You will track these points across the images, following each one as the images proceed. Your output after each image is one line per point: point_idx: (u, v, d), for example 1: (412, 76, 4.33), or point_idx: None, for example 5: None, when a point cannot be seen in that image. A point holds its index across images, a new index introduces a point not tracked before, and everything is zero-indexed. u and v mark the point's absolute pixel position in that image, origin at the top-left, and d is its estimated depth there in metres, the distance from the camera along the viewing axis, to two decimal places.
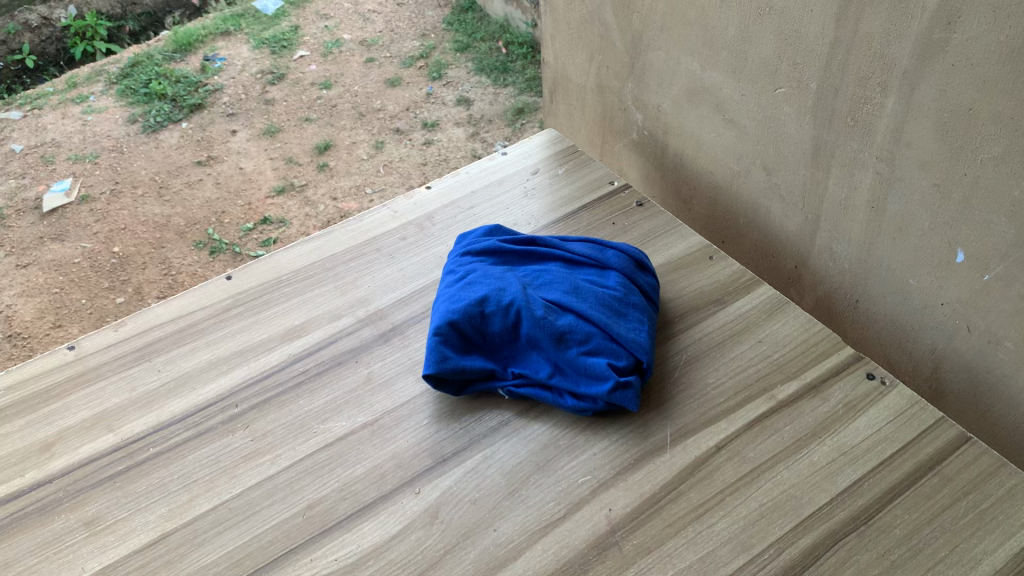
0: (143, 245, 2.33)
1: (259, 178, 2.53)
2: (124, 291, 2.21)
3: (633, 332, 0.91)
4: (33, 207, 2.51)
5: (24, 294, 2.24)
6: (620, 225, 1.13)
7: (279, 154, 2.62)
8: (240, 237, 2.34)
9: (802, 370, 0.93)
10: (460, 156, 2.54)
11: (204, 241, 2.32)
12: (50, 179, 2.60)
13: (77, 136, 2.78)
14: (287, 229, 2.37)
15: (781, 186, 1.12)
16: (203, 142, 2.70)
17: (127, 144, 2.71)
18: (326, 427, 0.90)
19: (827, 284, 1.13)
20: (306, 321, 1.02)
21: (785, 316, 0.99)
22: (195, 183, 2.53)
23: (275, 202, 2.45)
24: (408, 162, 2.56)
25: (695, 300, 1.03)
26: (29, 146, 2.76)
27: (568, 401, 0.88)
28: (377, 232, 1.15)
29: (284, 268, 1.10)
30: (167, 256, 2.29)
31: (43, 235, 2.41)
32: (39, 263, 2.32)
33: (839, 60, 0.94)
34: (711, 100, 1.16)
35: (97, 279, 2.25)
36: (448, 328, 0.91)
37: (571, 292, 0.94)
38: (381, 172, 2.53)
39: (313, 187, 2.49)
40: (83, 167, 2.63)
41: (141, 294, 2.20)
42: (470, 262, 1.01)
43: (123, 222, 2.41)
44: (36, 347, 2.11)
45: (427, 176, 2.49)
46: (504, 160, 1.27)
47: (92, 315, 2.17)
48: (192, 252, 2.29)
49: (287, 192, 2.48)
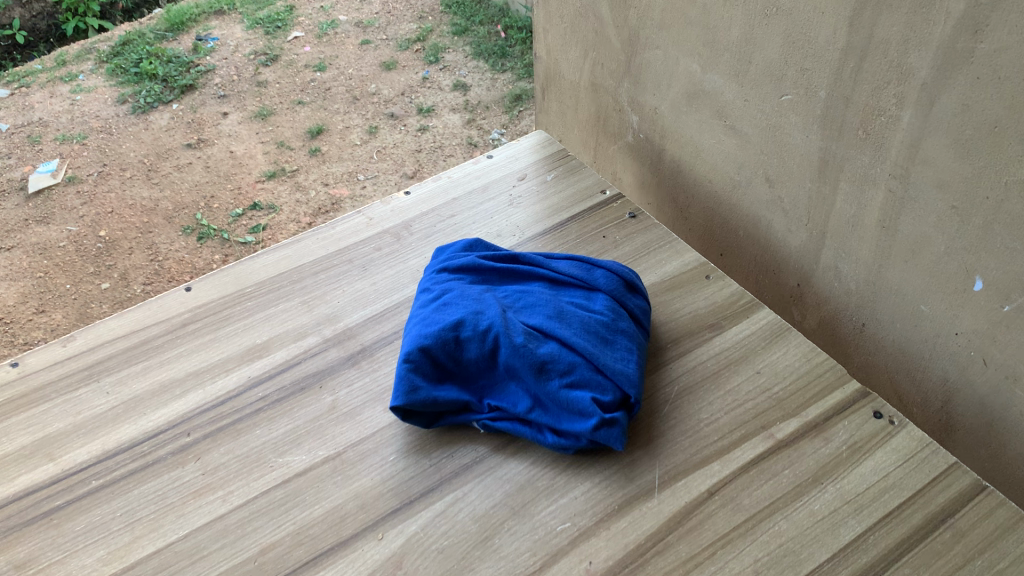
0: (130, 230, 2.24)
1: (249, 162, 2.44)
2: (110, 277, 2.13)
3: (621, 362, 0.83)
4: (18, 188, 2.43)
5: (7, 278, 2.16)
6: (611, 239, 1.05)
7: (270, 138, 2.53)
8: (228, 223, 2.25)
9: (802, 406, 0.86)
10: (455, 144, 2.46)
11: (191, 227, 2.24)
12: (36, 160, 2.52)
13: (65, 116, 2.69)
14: (276, 216, 2.28)
15: (784, 200, 1.04)
16: (192, 124, 2.62)
17: (115, 125, 2.62)
18: (285, 461, 0.83)
19: (831, 304, 1.05)
20: (268, 339, 0.95)
21: (786, 344, 0.92)
22: (183, 167, 2.44)
23: (265, 188, 2.36)
24: (402, 149, 2.47)
25: (690, 323, 0.95)
26: (16, 125, 2.67)
27: (548, 438, 0.81)
28: (350, 241, 1.06)
29: (249, 279, 1.02)
30: (154, 242, 2.21)
31: (28, 216, 2.33)
32: (22, 246, 2.24)
33: (851, 68, 0.86)
34: (711, 105, 1.08)
35: (82, 265, 2.17)
36: (419, 354, 0.84)
37: (554, 317, 0.86)
38: (374, 160, 2.44)
39: (304, 173, 2.40)
40: (70, 148, 2.55)
41: (127, 279, 2.12)
42: (446, 280, 0.93)
43: (109, 205, 2.33)
44: (17, 333, 2.03)
45: (420, 164, 2.40)
46: (490, 164, 1.18)
47: (76, 301, 2.09)
48: (180, 239, 2.21)
49: (278, 177, 2.39)
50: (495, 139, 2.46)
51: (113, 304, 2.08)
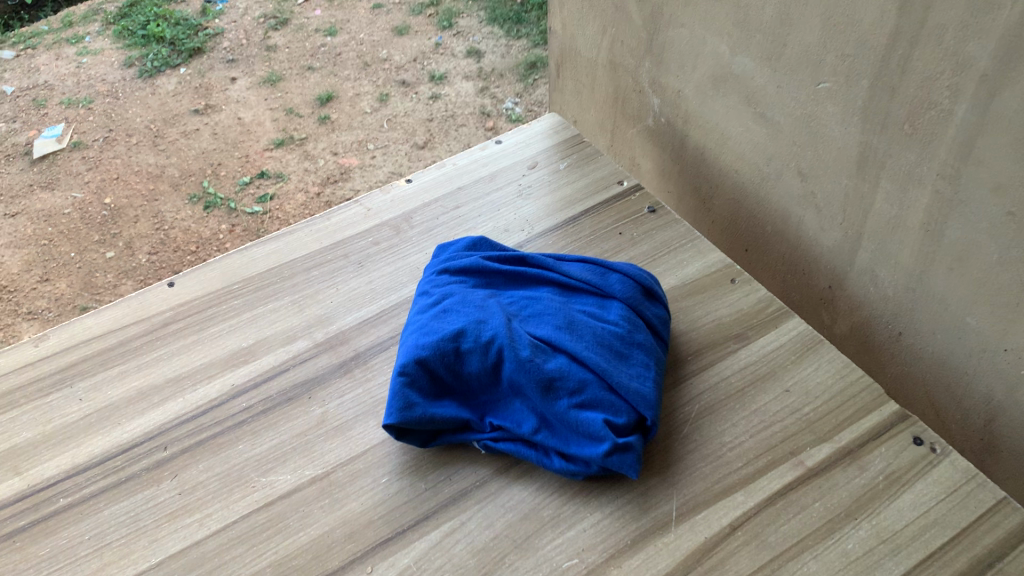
0: (135, 197, 2.17)
1: (257, 130, 2.36)
2: (115, 246, 2.06)
3: (636, 380, 0.76)
4: (23, 153, 2.36)
5: (11, 246, 2.09)
6: (628, 236, 0.97)
7: (279, 104, 2.44)
8: (236, 191, 2.17)
9: (835, 431, 0.78)
10: (468, 113, 2.36)
11: (198, 195, 2.16)
12: (41, 124, 2.44)
13: (71, 79, 2.61)
14: (285, 185, 2.20)
15: (817, 195, 0.96)
16: (200, 89, 2.53)
17: (121, 89, 2.54)
18: (268, 482, 0.76)
19: (866, 309, 0.97)
20: (254, 343, 0.88)
21: (817, 359, 0.84)
22: (190, 133, 2.35)
23: (273, 156, 2.27)
24: (413, 117, 2.38)
25: (713, 333, 0.87)
26: (21, 88, 2.60)
27: (555, 463, 0.74)
28: (346, 234, 0.99)
29: (236, 274, 0.95)
30: (160, 210, 2.13)
31: (33, 182, 2.26)
32: (26, 213, 2.18)
33: (899, 55, 0.77)
34: (739, 90, 0.99)
35: (86, 233, 2.10)
36: (415, 367, 0.77)
37: (565, 327, 0.79)
38: (384, 129, 2.35)
39: (313, 141, 2.32)
40: (75, 113, 2.47)
41: (132, 248, 2.05)
42: (446, 282, 0.85)
43: (114, 172, 2.25)
44: (20, 302, 1.98)
45: (432, 134, 2.30)
46: (498, 151, 1.10)
47: (81, 270, 2.02)
48: (186, 207, 2.13)
49: (286, 145, 2.30)
50: (509, 109, 2.36)
51: (118, 274, 2.00)
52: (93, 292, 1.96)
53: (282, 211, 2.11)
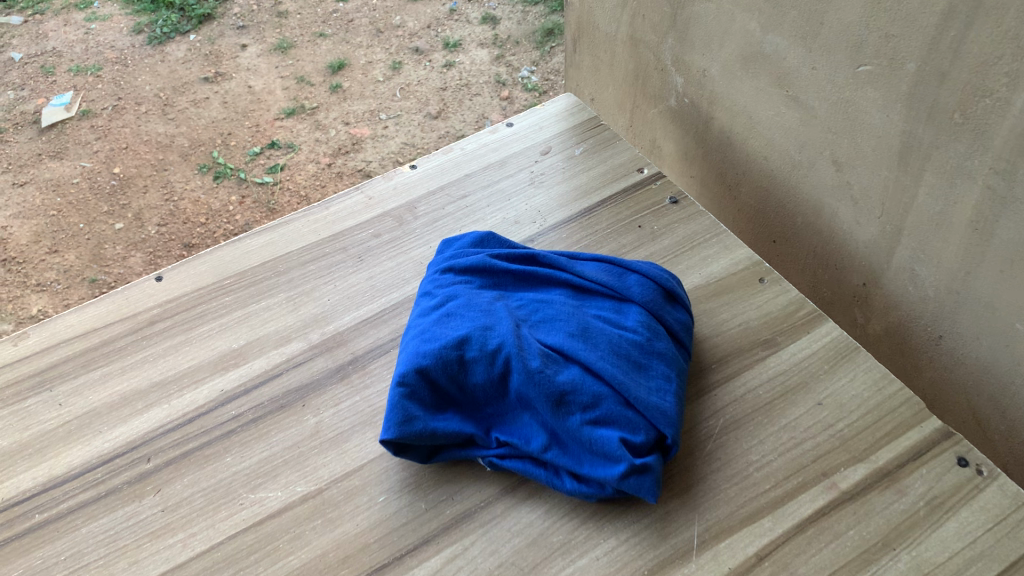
0: (145, 166, 2.10)
1: (269, 98, 2.28)
2: (124, 217, 1.99)
3: (656, 394, 0.70)
4: (32, 121, 2.30)
5: (19, 216, 2.03)
6: (649, 229, 0.90)
7: (290, 72, 2.36)
8: (246, 161, 2.10)
9: (872, 449, 0.72)
10: (483, 82, 2.27)
11: (208, 164, 2.09)
12: (49, 92, 2.37)
13: (80, 45, 2.54)
14: (296, 155, 2.12)
15: (854, 186, 0.88)
16: (210, 57, 2.44)
17: (130, 56, 2.46)
18: (258, 499, 0.71)
19: (903, 310, 0.89)
20: (245, 345, 0.82)
21: (852, 369, 0.77)
22: (199, 102, 2.28)
23: (284, 126, 2.19)
24: (426, 85, 2.29)
25: (739, 338, 0.80)
26: (29, 54, 2.52)
27: (567, 484, 0.68)
28: (346, 225, 0.92)
29: (228, 268, 0.89)
30: (169, 180, 2.06)
31: (41, 151, 2.19)
32: (35, 182, 2.11)
33: (952, 37, 0.69)
34: (770, 71, 0.91)
35: (96, 204, 2.03)
36: (415, 378, 0.71)
37: (578, 335, 0.72)
38: (397, 97, 2.26)
39: (324, 110, 2.23)
40: (83, 80, 2.40)
41: (141, 219, 1.98)
42: (451, 283, 0.79)
43: (122, 140, 2.18)
44: (29, 274, 1.91)
45: (445, 103, 2.21)
46: (509, 135, 1.03)
47: (90, 242, 1.95)
48: (195, 178, 2.06)
49: (296, 114, 2.22)
50: (524, 78, 2.27)
51: (126, 246, 1.94)
52: (101, 265, 1.90)
53: (293, 184, 2.04)
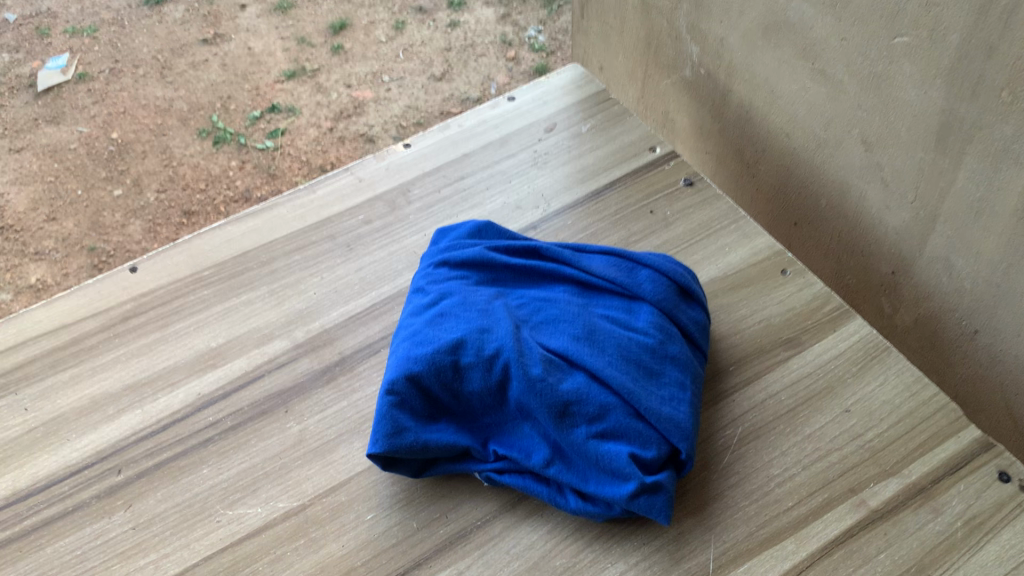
0: (144, 132, 1.81)
1: (268, 61, 1.94)
2: (122, 183, 1.72)
3: (668, 404, 0.63)
4: (28, 85, 1.95)
5: (15, 182, 1.76)
6: (662, 215, 0.83)
7: (290, 33, 2.01)
8: (245, 127, 1.81)
9: (904, 463, 0.66)
10: (487, 43, 1.96)
11: (208, 129, 1.80)
12: (46, 53, 2.02)
13: (76, 5, 2.16)
14: (297, 120, 1.83)
15: (885, 168, 0.81)
16: (209, 17, 2.07)
17: (126, 16, 2.09)
18: (236, 515, 0.65)
19: (935, 301, 0.83)
20: (224, 343, 0.76)
21: (882, 373, 0.71)
22: (199, 64, 1.94)
23: (283, 89, 1.88)
24: (429, 46, 1.97)
25: (760, 337, 0.74)
26: (25, 15, 2.14)
27: (571, 503, 0.62)
28: (334, 210, 0.86)
29: (206, 258, 0.83)
30: (167, 145, 1.78)
31: (36, 116, 1.88)
32: (30, 148, 1.82)
33: (1003, 5, 0.62)
34: (795, 41, 0.83)
35: (93, 169, 1.76)
36: (405, 385, 0.64)
37: (584, 338, 0.66)
38: (400, 58, 1.94)
39: (324, 73, 1.91)
40: (80, 42, 2.04)
41: (140, 184, 1.72)
42: (445, 278, 0.72)
43: (121, 105, 1.87)
44: (26, 243, 1.67)
45: (449, 65, 1.91)
46: (511, 109, 0.96)
47: (88, 210, 1.69)
48: (194, 144, 1.78)
49: (297, 76, 1.90)
50: (531, 36, 1.97)
51: (126, 215, 1.68)
52: (101, 233, 1.66)
53: (293, 148, 1.77)
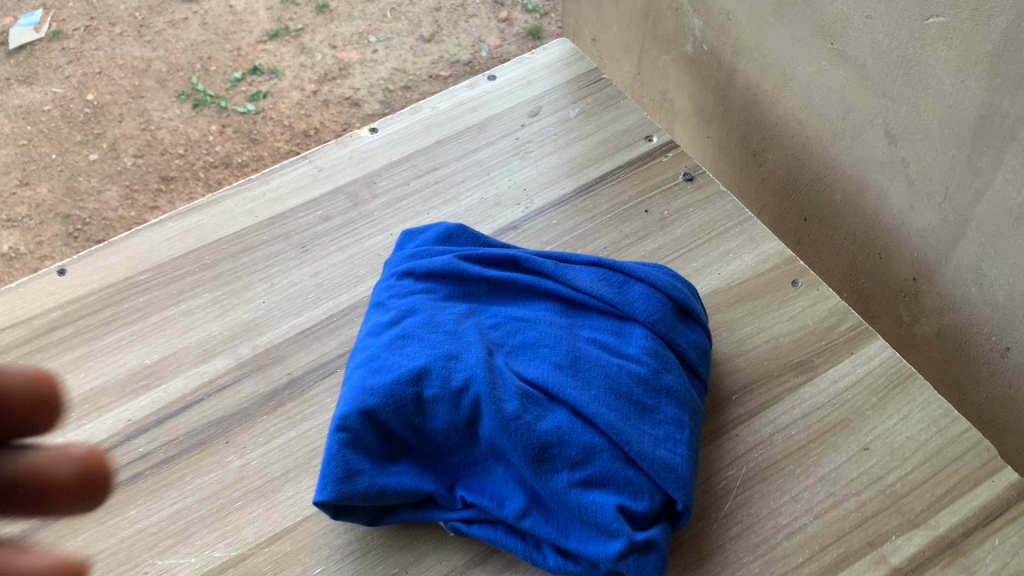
0: (121, 93, 1.46)
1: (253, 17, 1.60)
2: (98, 147, 1.40)
3: (662, 446, 0.55)
4: None
5: None
6: (657, 214, 0.74)
7: None
8: (226, 89, 1.47)
9: (932, 512, 0.57)
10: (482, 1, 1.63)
11: (188, 92, 1.46)
12: (16, 9, 1.61)
13: None
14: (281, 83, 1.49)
15: (910, 164, 0.72)
16: None
17: None
18: (165, 568, 0.56)
19: (962, 313, 0.74)
20: (160, 358, 0.67)
21: (904, 405, 0.62)
22: (177, 23, 1.56)
23: (266, 50, 1.52)
24: (418, 6, 1.62)
25: (767, 361, 0.65)
26: None
27: (549, 561, 0.54)
28: (288, 204, 0.76)
29: (144, 259, 0.73)
30: (145, 108, 1.44)
31: (7, 75, 1.50)
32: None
33: None
34: (812, 17, 0.74)
35: (68, 131, 1.42)
36: (358, 422, 0.56)
37: (566, 366, 0.57)
38: (387, 18, 1.59)
39: (310, 33, 1.56)
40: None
41: (117, 148, 1.40)
42: (409, 292, 0.63)
43: (97, 64, 1.50)
44: None
45: (439, 25, 1.58)
46: (491, 90, 0.86)
47: (63, 174, 1.38)
48: (172, 108, 1.44)
49: (282, 37, 1.55)
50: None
51: (102, 183, 1.37)
52: (78, 200, 1.35)
53: (276, 114, 1.44)
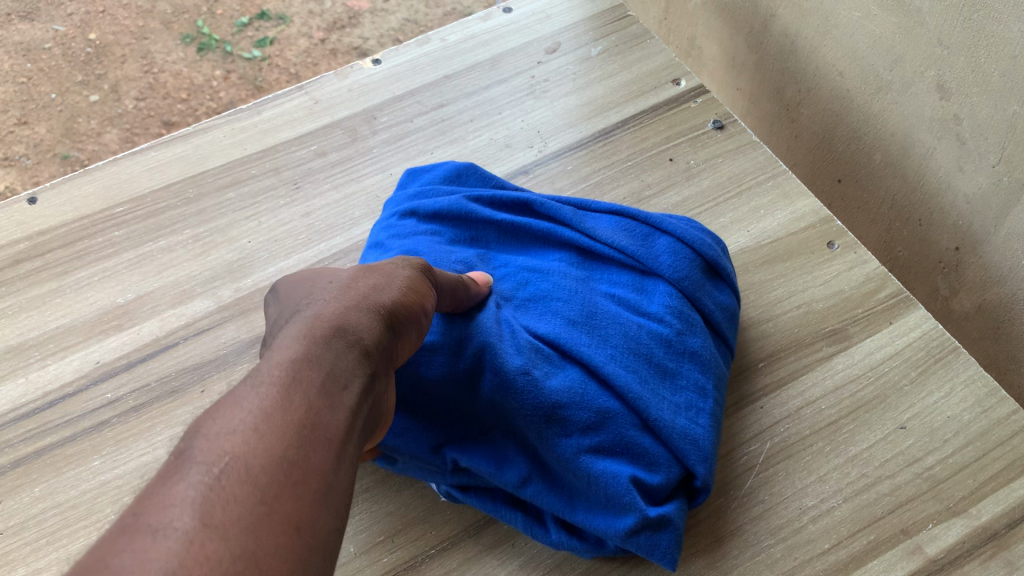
0: (125, 33, 1.18)
1: None
2: (99, 88, 1.13)
3: (685, 414, 0.49)
4: None
5: None
6: (683, 163, 0.68)
7: None
8: (233, 34, 1.21)
9: (974, 501, 0.51)
10: None
11: (193, 36, 1.20)
12: None
13: None
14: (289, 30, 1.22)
15: (964, 121, 0.65)
16: None
17: None
18: None
19: (1006, 287, 0.67)
20: (134, 298, 0.62)
21: (947, 383, 0.56)
22: None
23: None
24: None
25: (797, 328, 0.60)
26: None
27: (551, 535, 0.49)
28: (282, 136, 0.70)
29: (122, 190, 0.68)
30: (149, 51, 1.17)
31: (7, 9, 1.21)
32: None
33: None
34: None
35: (68, 72, 1.15)
36: None
37: (581, 321, 0.52)
38: None
39: None
40: None
41: (119, 91, 1.14)
42: (410, 233, 0.58)
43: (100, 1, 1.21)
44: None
45: None
46: (505, 24, 0.79)
47: (59, 117, 1.12)
48: (178, 53, 1.17)
49: None
50: None
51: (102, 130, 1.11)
52: (77, 140, 1.11)
53: (283, 61, 1.19)
